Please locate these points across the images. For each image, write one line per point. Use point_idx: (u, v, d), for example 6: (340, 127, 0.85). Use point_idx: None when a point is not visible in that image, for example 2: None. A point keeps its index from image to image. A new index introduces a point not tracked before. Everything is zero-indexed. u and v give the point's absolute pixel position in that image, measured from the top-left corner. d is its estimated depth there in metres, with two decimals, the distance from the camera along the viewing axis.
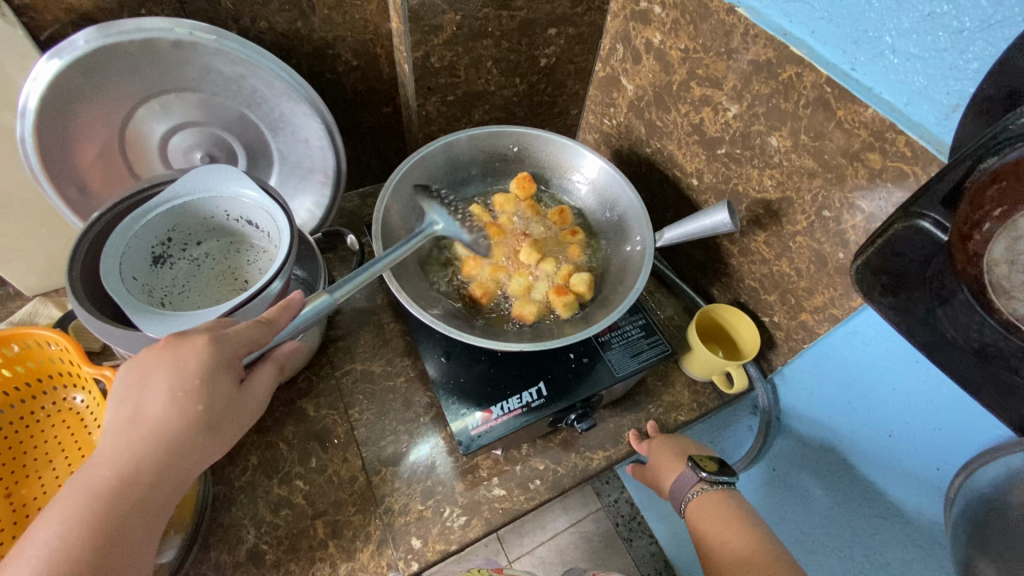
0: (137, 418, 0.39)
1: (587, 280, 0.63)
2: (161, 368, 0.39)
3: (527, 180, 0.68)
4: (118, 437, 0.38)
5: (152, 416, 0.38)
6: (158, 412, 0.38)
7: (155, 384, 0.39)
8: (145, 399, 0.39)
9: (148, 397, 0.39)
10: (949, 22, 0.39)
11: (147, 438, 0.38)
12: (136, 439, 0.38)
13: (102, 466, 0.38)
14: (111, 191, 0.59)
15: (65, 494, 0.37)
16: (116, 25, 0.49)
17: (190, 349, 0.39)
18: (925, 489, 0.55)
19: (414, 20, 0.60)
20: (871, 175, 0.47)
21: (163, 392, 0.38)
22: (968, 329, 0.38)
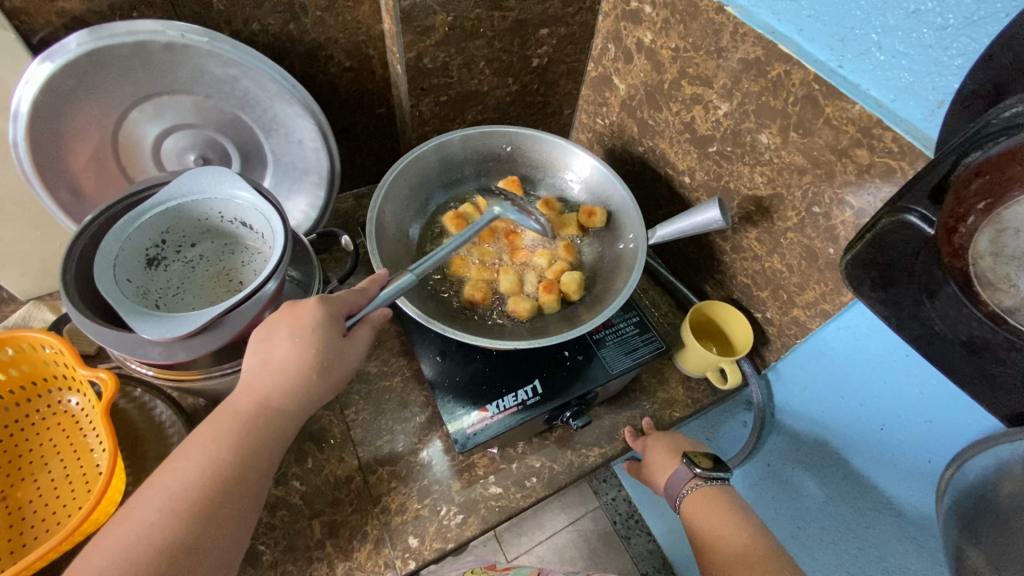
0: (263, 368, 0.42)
1: (577, 280, 0.64)
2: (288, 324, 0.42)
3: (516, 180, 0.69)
4: (245, 385, 0.42)
5: (277, 363, 0.42)
6: (281, 361, 0.42)
7: (283, 336, 0.42)
8: (268, 351, 0.42)
9: (270, 348, 0.42)
10: (933, 19, 0.39)
11: (269, 387, 0.41)
12: (262, 387, 0.41)
13: (230, 411, 0.41)
14: (105, 194, 0.59)
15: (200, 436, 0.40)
16: (108, 27, 0.49)
17: (306, 306, 0.43)
18: (917, 481, 0.55)
19: (406, 21, 0.60)
20: (860, 170, 0.48)
21: (289, 343, 0.42)
22: (956, 321, 0.39)
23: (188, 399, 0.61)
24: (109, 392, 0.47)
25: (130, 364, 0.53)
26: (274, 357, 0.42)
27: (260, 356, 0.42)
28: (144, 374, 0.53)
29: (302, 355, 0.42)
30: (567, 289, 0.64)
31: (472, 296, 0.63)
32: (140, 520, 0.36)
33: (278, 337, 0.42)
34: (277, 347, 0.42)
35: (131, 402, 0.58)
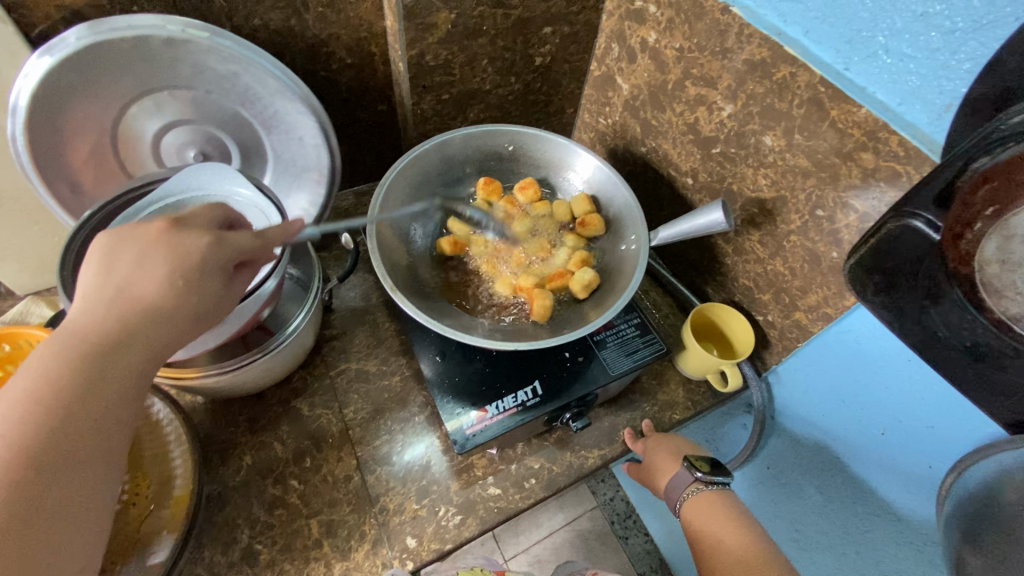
0: (58, 331, 0.36)
1: (586, 279, 0.63)
2: (104, 280, 0.38)
3: (491, 183, 0.69)
4: (44, 349, 0.35)
5: (139, 292, 0.38)
6: (87, 323, 0.37)
7: (95, 295, 0.37)
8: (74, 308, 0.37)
9: (72, 306, 0.37)
10: (942, 22, 0.39)
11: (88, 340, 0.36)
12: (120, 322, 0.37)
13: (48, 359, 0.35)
14: (103, 188, 0.59)
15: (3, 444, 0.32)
16: (108, 22, 0.49)
17: (188, 240, 0.39)
18: (918, 488, 0.55)
19: (408, 18, 0.60)
20: (865, 174, 0.47)
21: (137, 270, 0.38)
22: (961, 328, 0.38)
23: (184, 397, 0.61)
24: None
25: None
26: (78, 325, 0.37)
27: (53, 329, 0.37)
28: None
29: (135, 319, 0.37)
30: (580, 288, 0.63)
31: (542, 312, 0.61)
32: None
33: (82, 302, 0.37)
34: (89, 300, 0.37)
35: None
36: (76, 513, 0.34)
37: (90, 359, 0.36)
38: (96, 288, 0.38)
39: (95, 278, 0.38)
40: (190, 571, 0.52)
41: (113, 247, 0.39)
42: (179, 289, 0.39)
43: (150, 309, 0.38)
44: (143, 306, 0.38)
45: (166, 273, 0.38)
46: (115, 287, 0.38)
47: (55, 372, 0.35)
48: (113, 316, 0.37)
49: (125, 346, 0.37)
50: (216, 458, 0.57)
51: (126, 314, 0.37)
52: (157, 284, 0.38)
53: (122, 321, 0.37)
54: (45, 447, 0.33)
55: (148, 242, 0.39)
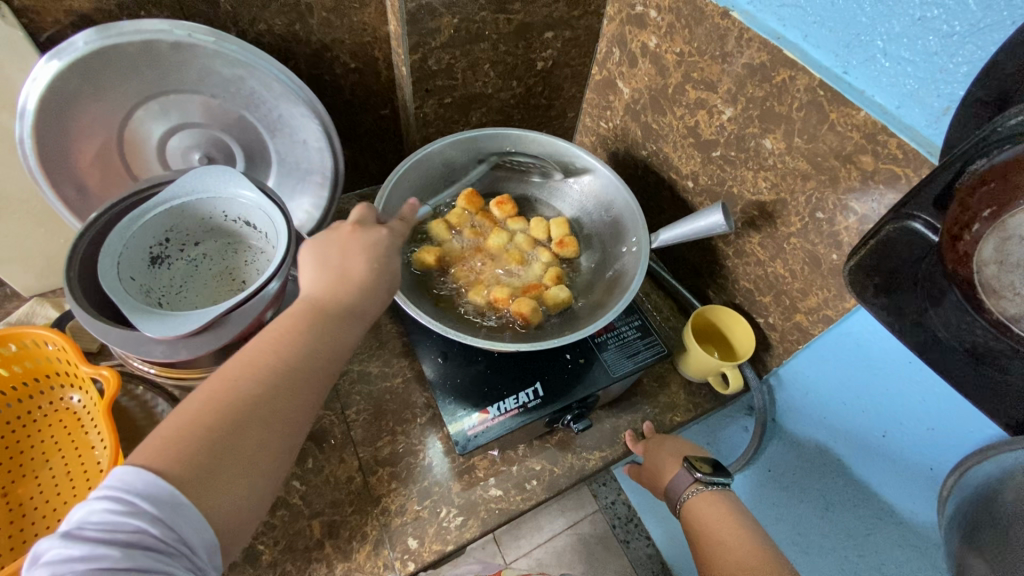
0: (308, 299, 0.43)
1: (564, 290, 0.64)
2: (327, 262, 0.45)
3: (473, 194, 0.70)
4: (293, 310, 0.43)
5: (353, 276, 0.45)
6: (327, 292, 0.43)
7: (323, 275, 0.44)
8: (312, 285, 0.44)
9: (308, 278, 0.45)
10: (939, 26, 0.39)
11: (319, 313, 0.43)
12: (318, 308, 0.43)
13: (285, 325, 0.41)
14: (109, 191, 0.59)
15: (212, 380, 0.38)
16: (116, 26, 0.49)
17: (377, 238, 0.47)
18: (920, 491, 0.55)
19: (412, 23, 0.60)
20: (864, 177, 0.47)
21: (368, 265, 0.45)
22: (960, 329, 0.39)
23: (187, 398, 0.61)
24: (110, 389, 0.48)
25: (133, 362, 0.53)
26: (314, 292, 0.44)
27: (297, 299, 0.44)
28: (145, 371, 0.55)
29: (354, 293, 0.44)
30: (557, 304, 0.64)
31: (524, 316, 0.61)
32: (145, 459, 0.34)
33: (307, 278, 0.44)
34: (323, 277, 0.44)
35: (132, 400, 0.57)
36: (261, 456, 0.37)
37: (317, 324, 0.42)
38: (317, 267, 0.44)
39: (316, 266, 0.45)
40: None
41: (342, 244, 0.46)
42: (376, 279, 0.46)
43: (366, 286, 0.45)
44: (352, 295, 0.44)
45: (370, 260, 0.46)
46: (337, 268, 0.44)
47: (284, 332, 0.41)
48: (339, 289, 0.44)
49: (346, 317, 0.43)
50: None
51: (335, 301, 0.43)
52: (364, 274, 0.45)
53: (344, 293, 0.44)
54: (256, 399, 0.38)
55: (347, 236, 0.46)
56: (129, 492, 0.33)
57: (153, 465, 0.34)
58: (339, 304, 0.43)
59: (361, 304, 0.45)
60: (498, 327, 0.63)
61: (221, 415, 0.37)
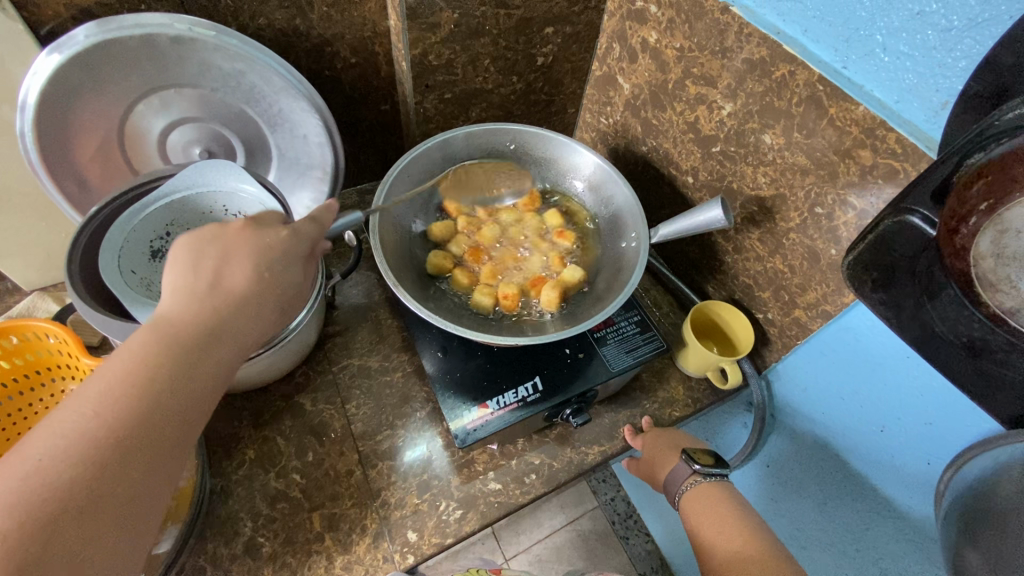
0: (159, 323, 0.36)
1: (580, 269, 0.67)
2: (199, 269, 0.39)
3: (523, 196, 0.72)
4: (137, 343, 0.35)
5: (231, 286, 0.39)
6: (184, 315, 0.37)
7: (188, 286, 0.38)
8: (174, 302, 0.37)
9: (165, 297, 0.38)
10: (938, 20, 0.39)
11: (177, 337, 0.36)
12: (177, 332, 0.36)
13: (122, 362, 0.34)
14: (109, 185, 0.60)
15: (18, 454, 0.29)
16: (116, 20, 0.50)
17: (273, 238, 0.42)
18: (917, 486, 0.55)
19: (412, 18, 0.60)
20: (863, 171, 0.48)
21: (257, 268, 0.40)
22: (957, 323, 0.39)
23: None
24: None
25: None
26: (169, 318, 0.37)
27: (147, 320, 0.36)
28: None
29: (226, 307, 0.38)
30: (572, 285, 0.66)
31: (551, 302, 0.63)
32: None
33: (171, 287, 0.38)
34: (182, 293, 0.38)
35: None
36: (114, 531, 0.31)
37: (168, 362, 0.35)
38: (184, 281, 0.38)
39: (185, 276, 0.38)
40: (193, 563, 0.52)
41: (215, 248, 0.40)
42: (265, 286, 0.41)
43: (244, 300, 0.39)
44: (221, 310, 0.38)
45: (254, 266, 0.40)
46: (208, 276, 0.39)
47: (130, 374, 0.33)
48: (204, 307, 0.38)
49: (208, 348, 0.37)
50: (220, 452, 0.58)
51: (204, 320, 0.37)
52: (246, 282, 0.39)
53: (209, 312, 0.38)
54: (104, 460, 0.31)
55: (230, 236, 0.41)
56: None
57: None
58: (210, 325, 0.37)
59: (244, 320, 0.39)
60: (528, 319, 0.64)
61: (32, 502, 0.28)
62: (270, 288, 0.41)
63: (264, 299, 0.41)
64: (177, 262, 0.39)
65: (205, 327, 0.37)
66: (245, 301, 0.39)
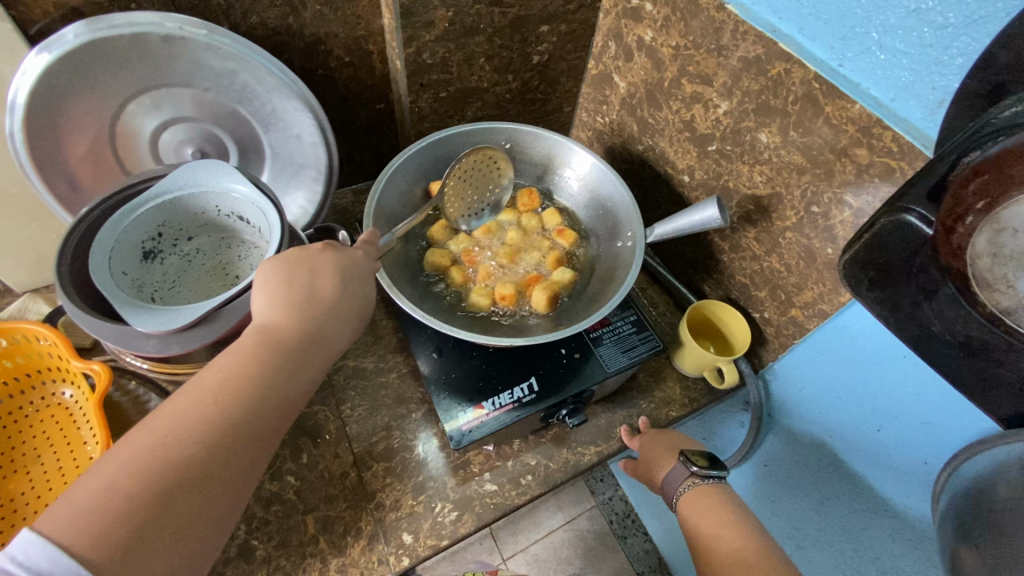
0: (262, 329, 0.40)
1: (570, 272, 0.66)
2: (292, 284, 0.42)
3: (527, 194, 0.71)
4: (247, 345, 0.39)
5: (321, 296, 0.43)
6: (283, 323, 0.41)
7: (286, 300, 0.41)
8: (273, 312, 0.41)
9: (264, 306, 0.41)
10: (934, 17, 0.39)
11: (279, 341, 0.40)
12: (277, 339, 0.40)
13: (234, 360, 0.38)
14: (101, 186, 0.59)
15: (144, 430, 0.34)
16: (106, 19, 0.49)
17: (350, 255, 0.47)
18: (914, 485, 0.55)
19: (406, 16, 0.60)
20: (859, 170, 0.47)
21: (339, 281, 0.44)
22: (954, 322, 0.38)
23: None
24: (101, 383, 0.48)
25: (125, 356, 0.53)
26: (269, 326, 0.40)
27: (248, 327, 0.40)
28: (137, 367, 0.54)
29: (321, 316, 0.42)
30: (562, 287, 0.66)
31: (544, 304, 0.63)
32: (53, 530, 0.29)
33: (262, 300, 0.41)
34: (282, 305, 0.41)
35: (124, 396, 0.58)
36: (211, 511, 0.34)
37: (270, 366, 0.39)
38: (280, 291, 0.42)
39: (282, 287, 0.42)
40: None
41: (306, 262, 0.44)
42: (348, 298, 0.44)
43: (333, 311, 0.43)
44: (316, 319, 0.42)
45: (339, 280, 0.44)
46: (303, 290, 0.42)
47: (240, 371, 0.38)
48: (303, 317, 0.41)
49: (306, 355, 0.41)
50: None
51: (300, 330, 0.41)
52: (333, 294, 0.43)
53: (306, 322, 0.41)
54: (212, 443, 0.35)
55: (316, 255, 0.44)
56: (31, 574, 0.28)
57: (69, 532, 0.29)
58: (307, 334, 0.41)
59: (331, 329, 0.43)
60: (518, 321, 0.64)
61: (152, 478, 0.32)
62: (354, 300, 0.45)
63: (348, 312, 0.44)
64: (270, 276, 0.42)
65: (302, 335, 0.41)
66: (333, 310, 0.43)
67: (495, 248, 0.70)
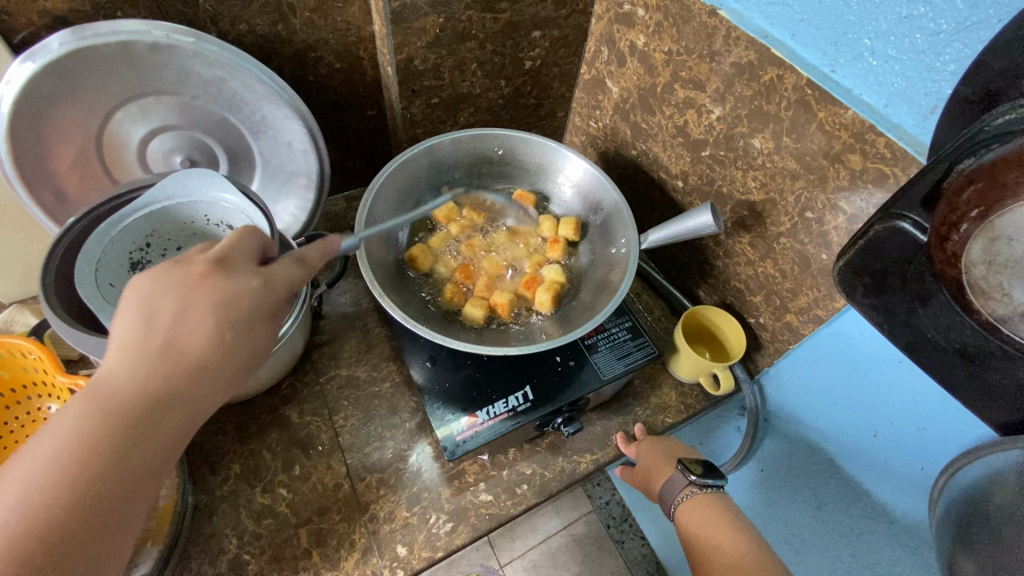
0: (110, 381, 0.34)
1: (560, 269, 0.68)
2: (152, 326, 0.35)
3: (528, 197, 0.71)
4: (87, 401, 0.33)
5: (186, 341, 0.35)
6: (122, 383, 0.34)
7: (138, 348, 0.34)
8: (127, 359, 0.34)
9: (113, 353, 0.35)
10: (926, 24, 0.39)
11: (132, 398, 0.34)
12: (128, 395, 0.34)
13: (77, 422, 0.33)
14: (88, 196, 0.58)
15: None
16: (91, 27, 0.48)
17: (238, 284, 0.37)
18: (911, 490, 0.55)
19: (396, 23, 0.59)
20: (852, 176, 0.47)
21: (215, 325, 0.36)
22: (949, 330, 0.38)
23: None
24: None
25: None
26: (115, 377, 0.34)
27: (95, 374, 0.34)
28: None
29: (183, 369, 0.35)
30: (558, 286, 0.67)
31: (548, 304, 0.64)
32: None
33: (120, 340, 0.35)
34: (131, 354, 0.34)
35: None
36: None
37: (114, 434, 0.33)
38: (143, 336, 0.35)
39: (139, 328, 0.35)
40: None
41: (177, 298, 0.35)
42: (220, 341, 0.36)
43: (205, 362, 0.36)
44: (181, 368, 0.35)
45: (210, 322, 0.36)
46: (163, 337, 0.35)
47: (81, 440, 0.32)
48: (157, 365, 0.35)
49: (164, 407, 0.35)
50: (204, 468, 0.57)
51: (161, 380, 0.35)
52: (201, 339, 0.36)
53: (160, 376, 0.35)
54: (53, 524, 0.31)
55: (185, 286, 0.36)
56: None
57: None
58: (167, 385, 0.35)
59: (206, 380, 0.36)
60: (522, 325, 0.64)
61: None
62: (234, 344, 0.37)
63: (227, 356, 0.37)
64: (126, 314, 0.35)
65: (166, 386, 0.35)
66: (196, 359, 0.35)
67: (483, 259, 0.69)
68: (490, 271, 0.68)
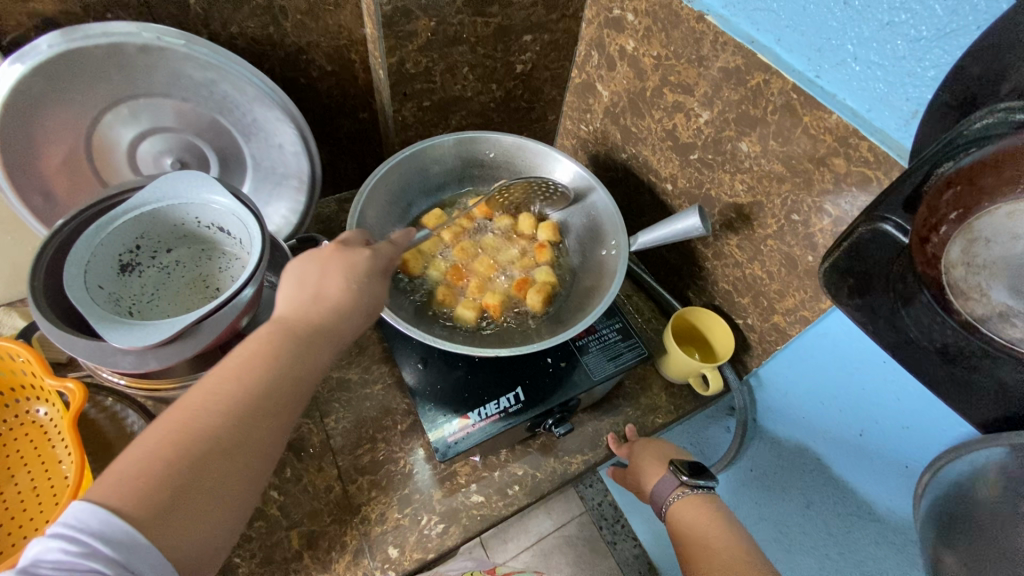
0: (280, 319, 0.41)
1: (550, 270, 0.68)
2: (305, 283, 0.42)
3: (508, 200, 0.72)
4: (262, 332, 0.40)
5: (329, 294, 0.42)
6: (298, 316, 0.41)
7: (298, 296, 0.42)
8: (290, 302, 0.42)
9: (281, 301, 0.42)
10: (907, 30, 0.40)
11: (295, 330, 0.40)
12: (286, 330, 0.40)
13: (258, 343, 0.39)
14: (77, 199, 0.58)
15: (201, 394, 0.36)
16: (81, 29, 0.48)
17: (359, 253, 0.45)
18: (896, 487, 0.56)
19: (388, 26, 0.60)
20: (837, 179, 0.48)
21: (350, 279, 0.43)
22: (931, 330, 0.39)
23: (162, 408, 0.60)
24: (77, 402, 0.47)
25: (101, 373, 0.52)
26: (285, 318, 0.41)
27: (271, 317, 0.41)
28: (114, 383, 0.53)
29: (328, 312, 0.42)
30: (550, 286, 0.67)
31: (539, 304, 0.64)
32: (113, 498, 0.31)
33: (285, 295, 0.42)
34: (296, 300, 0.42)
35: (101, 412, 0.57)
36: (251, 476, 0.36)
37: (285, 352, 0.39)
38: (298, 288, 0.42)
39: (296, 285, 0.42)
40: None
41: (321, 263, 0.43)
42: (356, 296, 0.43)
43: (345, 308, 0.42)
44: (326, 313, 0.42)
45: (346, 278, 0.43)
46: (313, 287, 0.42)
47: (262, 357, 0.39)
48: (311, 309, 0.41)
49: (313, 343, 0.41)
50: None
51: (310, 321, 0.41)
52: (343, 288, 0.43)
53: (315, 315, 0.41)
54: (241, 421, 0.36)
55: (325, 256, 0.44)
56: (79, 529, 0.30)
57: (108, 502, 0.31)
58: (316, 325, 0.41)
59: (342, 325, 0.42)
60: (514, 326, 0.64)
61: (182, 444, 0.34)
62: (363, 301, 0.44)
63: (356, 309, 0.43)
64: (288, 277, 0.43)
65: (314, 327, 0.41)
66: (338, 306, 0.42)
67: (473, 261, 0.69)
68: (480, 275, 0.68)
